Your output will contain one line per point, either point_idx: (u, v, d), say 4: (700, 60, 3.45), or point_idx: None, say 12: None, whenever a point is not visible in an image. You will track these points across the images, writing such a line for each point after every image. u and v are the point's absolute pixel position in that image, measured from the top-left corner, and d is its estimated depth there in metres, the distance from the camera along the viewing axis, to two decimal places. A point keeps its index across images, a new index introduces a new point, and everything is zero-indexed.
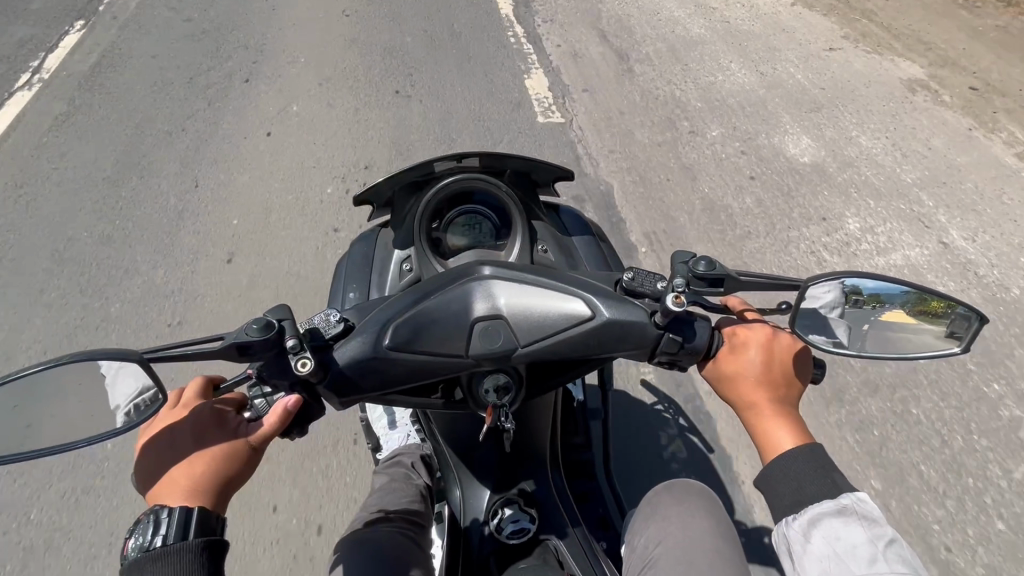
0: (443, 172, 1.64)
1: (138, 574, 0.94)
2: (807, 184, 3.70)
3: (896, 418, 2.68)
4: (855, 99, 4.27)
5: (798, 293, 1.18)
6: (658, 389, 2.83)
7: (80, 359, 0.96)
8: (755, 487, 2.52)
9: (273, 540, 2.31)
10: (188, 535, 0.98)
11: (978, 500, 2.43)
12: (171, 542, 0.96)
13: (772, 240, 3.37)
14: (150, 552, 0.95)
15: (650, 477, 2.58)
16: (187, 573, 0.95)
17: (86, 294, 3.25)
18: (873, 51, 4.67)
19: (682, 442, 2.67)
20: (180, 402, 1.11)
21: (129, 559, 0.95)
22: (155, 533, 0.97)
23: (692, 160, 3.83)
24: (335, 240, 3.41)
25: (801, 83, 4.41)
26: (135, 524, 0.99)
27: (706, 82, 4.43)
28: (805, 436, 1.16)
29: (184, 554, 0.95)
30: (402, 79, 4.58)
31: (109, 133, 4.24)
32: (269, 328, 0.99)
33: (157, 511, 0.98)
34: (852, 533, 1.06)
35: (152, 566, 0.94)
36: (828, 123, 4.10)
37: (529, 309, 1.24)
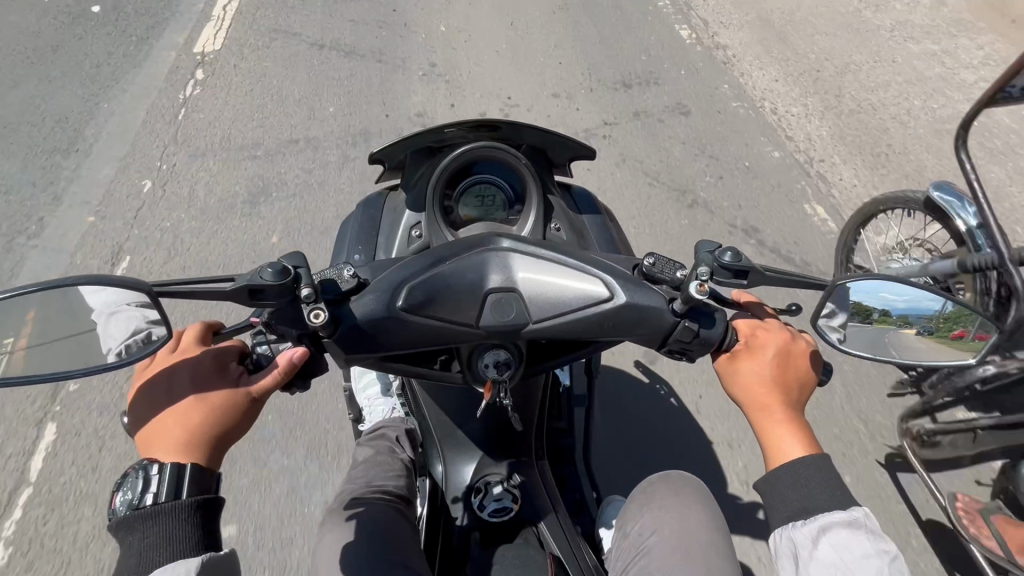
0: (459, 138, 1.59)
1: (129, 531, 0.91)
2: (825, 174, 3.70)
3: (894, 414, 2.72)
4: (870, 97, 4.22)
5: (824, 293, 1.16)
6: (652, 370, 2.86)
7: (74, 283, 0.90)
8: (735, 477, 2.58)
9: (244, 508, 2.24)
10: (181, 494, 0.93)
11: (958, 498, 2.49)
12: (162, 501, 0.91)
13: (782, 229, 3.40)
14: (140, 510, 0.91)
15: (635, 459, 2.62)
16: (181, 531, 0.92)
17: (83, 221, 3.16)
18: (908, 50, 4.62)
19: (669, 427, 2.71)
20: (178, 346, 1.05)
21: (118, 515, 0.92)
22: (145, 490, 0.92)
23: (706, 157, 3.75)
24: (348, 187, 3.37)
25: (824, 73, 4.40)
26: (122, 478, 0.95)
27: (727, 69, 4.44)
28: (810, 443, 1.16)
29: (177, 514, 0.92)
30: (428, 38, 4.50)
31: (92, 75, 4.01)
32: (284, 274, 0.95)
33: (146, 465, 0.93)
34: (859, 545, 1.05)
35: (144, 526, 0.91)
36: (850, 114, 4.10)
37: (547, 285, 1.21)
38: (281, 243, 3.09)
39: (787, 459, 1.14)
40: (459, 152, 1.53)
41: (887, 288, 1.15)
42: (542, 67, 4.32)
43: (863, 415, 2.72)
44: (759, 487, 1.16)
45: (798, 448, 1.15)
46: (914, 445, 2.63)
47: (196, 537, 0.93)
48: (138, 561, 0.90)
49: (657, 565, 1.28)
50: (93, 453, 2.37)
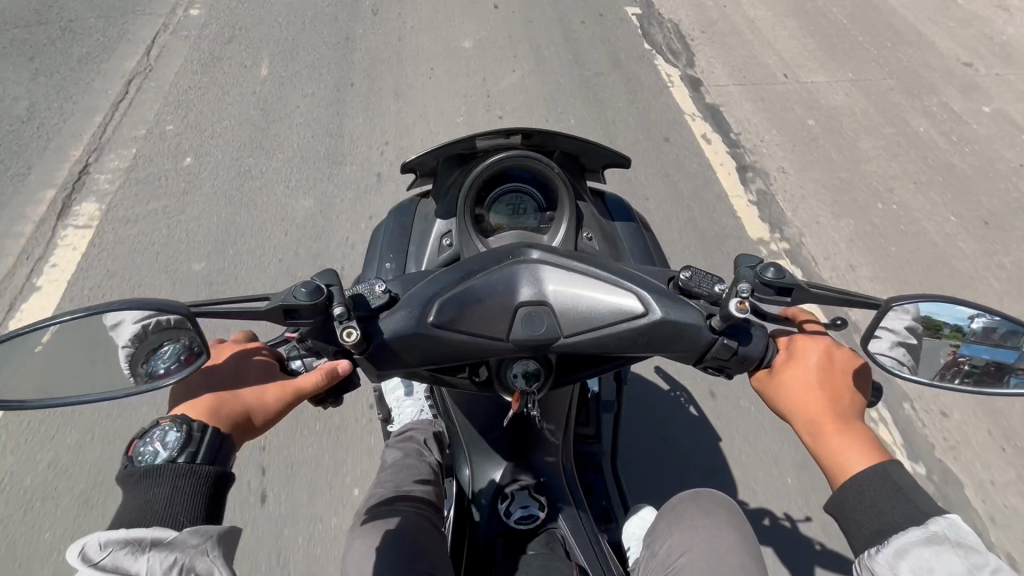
0: (491, 147, 1.57)
1: (154, 474, 0.94)
2: (840, 184, 3.63)
3: (918, 427, 2.66)
4: (883, 110, 4.16)
5: (876, 311, 1.12)
6: (674, 377, 2.80)
7: (124, 308, 0.92)
8: (760, 488, 2.53)
9: (273, 511, 2.28)
10: (210, 460, 0.98)
11: (990, 511, 2.43)
12: (196, 462, 0.96)
13: (803, 237, 3.32)
14: (172, 463, 0.95)
15: (658, 468, 2.59)
16: (194, 493, 0.95)
17: (105, 225, 3.20)
18: (920, 63, 4.57)
19: (693, 435, 2.67)
20: (226, 347, 1.13)
21: (147, 458, 0.96)
22: (178, 447, 0.97)
23: (729, 165, 3.67)
24: (361, 192, 3.39)
25: (836, 84, 4.35)
26: (150, 427, 0.99)
27: (740, 73, 4.34)
28: (875, 454, 1.09)
29: (193, 475, 0.95)
30: (438, 42, 4.50)
31: (106, 80, 4.03)
32: (318, 293, 0.95)
33: (177, 420, 0.98)
34: (950, 564, 0.96)
35: (161, 478, 0.94)
36: (864, 125, 4.03)
37: (579, 298, 1.19)
38: (299, 247, 3.12)
39: (853, 473, 1.07)
40: (492, 161, 1.51)
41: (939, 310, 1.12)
42: (563, 73, 4.28)
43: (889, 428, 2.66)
44: (831, 510, 1.09)
45: (865, 460, 1.08)
46: (938, 458, 2.57)
47: (199, 502, 0.95)
48: (148, 512, 0.93)
49: None
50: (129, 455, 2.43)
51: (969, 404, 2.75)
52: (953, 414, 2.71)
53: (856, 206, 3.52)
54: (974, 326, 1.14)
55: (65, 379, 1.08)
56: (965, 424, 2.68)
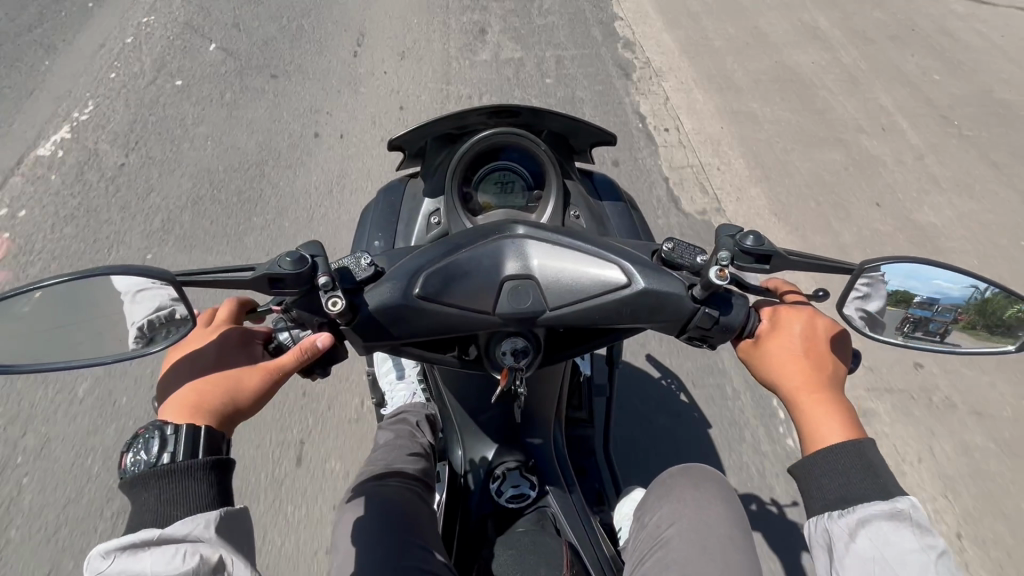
0: (478, 124, 1.58)
1: (142, 488, 0.94)
2: (831, 170, 3.63)
3: (908, 406, 2.69)
4: (878, 94, 4.14)
5: (849, 278, 1.15)
6: (663, 364, 2.85)
7: (105, 273, 0.93)
8: (749, 471, 2.58)
9: (266, 494, 2.29)
10: (197, 454, 0.97)
11: (975, 489, 2.47)
12: (179, 460, 0.95)
13: (793, 223, 3.33)
14: (156, 468, 0.94)
15: (649, 451, 2.62)
16: (197, 492, 0.95)
17: (91, 207, 3.16)
18: (913, 47, 4.54)
19: (685, 418, 2.71)
20: (212, 322, 1.10)
21: (132, 473, 0.95)
22: (162, 450, 0.95)
23: (721, 151, 3.68)
24: (352, 176, 3.36)
25: (830, 68, 4.32)
26: (134, 438, 0.97)
27: (733, 58, 4.32)
28: (849, 427, 1.11)
29: (192, 473, 0.95)
30: (430, 24, 4.45)
31: (91, 61, 3.95)
32: (303, 263, 0.96)
33: (161, 427, 0.96)
34: (904, 539, 1.01)
35: (159, 483, 0.94)
36: (856, 109, 4.02)
37: (563, 272, 1.20)
38: (290, 232, 3.10)
39: (825, 445, 1.10)
40: (480, 138, 1.52)
41: (914, 274, 1.13)
42: (562, 56, 4.25)
43: (880, 406, 2.68)
44: (796, 474, 1.11)
45: (839, 431, 1.10)
46: (927, 437, 2.60)
47: (212, 495, 0.96)
48: (155, 516, 0.93)
49: (674, 555, 1.30)
50: (122, 434, 2.42)
51: (959, 382, 2.77)
52: (945, 392, 2.73)
53: (849, 192, 3.53)
54: (949, 294, 1.17)
55: (40, 339, 1.08)
56: (959, 408, 2.69)
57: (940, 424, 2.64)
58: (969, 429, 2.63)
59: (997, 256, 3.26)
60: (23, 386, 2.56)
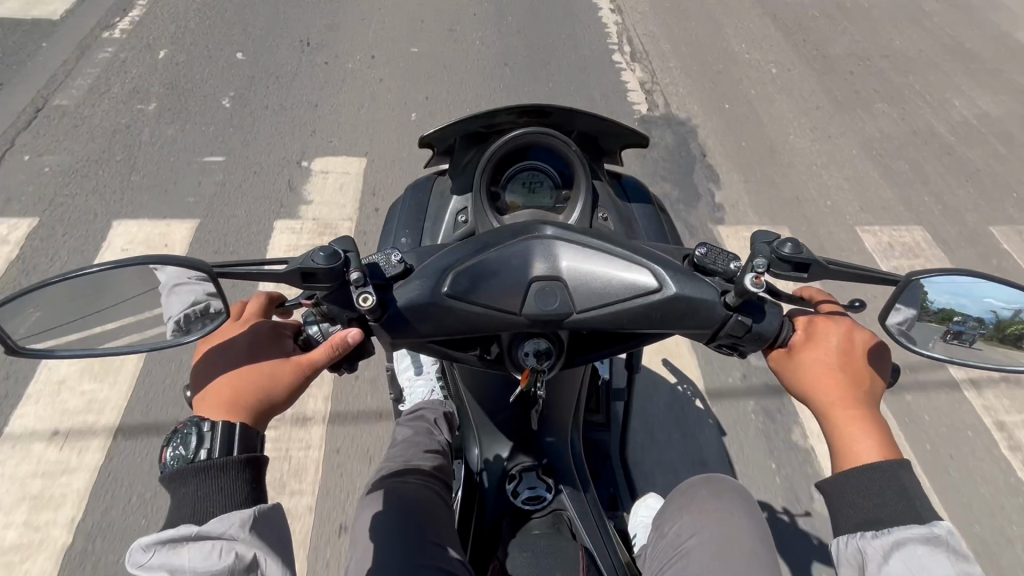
0: (508, 124, 1.56)
1: (180, 482, 0.94)
2: (852, 180, 3.61)
3: (931, 418, 2.65)
4: (898, 106, 4.12)
5: (893, 289, 1.10)
6: (679, 369, 2.82)
7: (141, 262, 0.95)
8: (768, 478, 2.55)
9: (287, 485, 2.31)
10: (232, 450, 0.97)
11: (1001, 504, 2.42)
12: (215, 456, 0.95)
13: (815, 231, 3.29)
14: (193, 464, 0.94)
15: (665, 456, 2.58)
16: (231, 487, 0.96)
17: (113, 198, 3.18)
18: (932, 62, 4.54)
19: (700, 423, 2.68)
20: (242, 314, 1.10)
21: (170, 468, 0.96)
22: (199, 446, 0.96)
23: (742, 158, 3.64)
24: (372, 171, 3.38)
25: (850, 80, 4.30)
26: (173, 433, 0.98)
27: (754, 68, 4.31)
28: (886, 445, 1.08)
29: (227, 471, 0.95)
30: (449, 26, 4.50)
31: (116, 56, 4.00)
32: (335, 258, 0.96)
33: (199, 422, 0.97)
34: (939, 565, 0.98)
35: (197, 478, 0.94)
36: (876, 121, 4.00)
37: (593, 274, 1.19)
38: (308, 224, 3.10)
39: (860, 463, 1.07)
40: (511, 136, 1.51)
41: (963, 289, 1.10)
42: (589, 60, 4.25)
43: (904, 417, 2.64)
44: (825, 490, 1.09)
45: (874, 449, 1.07)
46: (950, 450, 2.56)
47: (246, 492, 0.97)
48: (193, 511, 0.94)
49: (696, 566, 1.27)
50: (150, 422, 2.46)
51: (982, 395, 2.73)
52: (968, 405, 2.69)
53: (880, 203, 3.49)
54: (989, 311, 1.14)
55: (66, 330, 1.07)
56: (988, 427, 2.62)
57: (964, 437, 2.60)
58: (993, 443, 2.59)
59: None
60: (44, 374, 2.58)
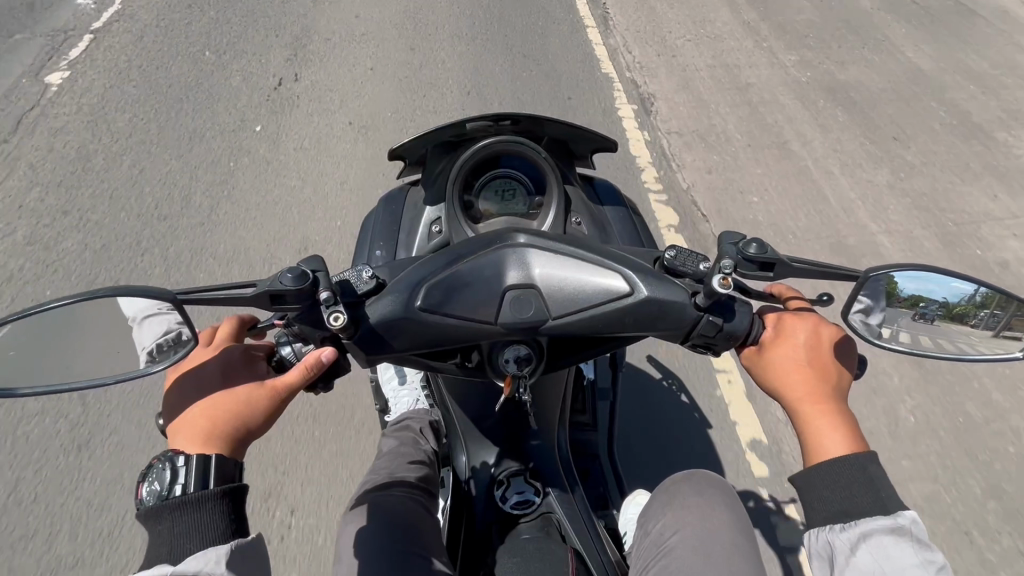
0: (478, 133, 1.57)
1: (156, 520, 0.94)
2: (825, 172, 3.68)
3: (914, 400, 2.68)
4: (867, 100, 4.22)
5: (853, 284, 1.13)
6: (664, 365, 2.85)
7: (105, 295, 0.93)
8: (755, 469, 2.58)
9: (277, 503, 2.29)
10: (208, 484, 0.96)
11: (986, 482, 2.45)
12: (190, 491, 0.95)
13: (792, 224, 3.34)
14: (168, 501, 0.94)
15: (654, 452, 2.60)
16: (210, 521, 0.95)
17: (88, 221, 3.14)
18: (898, 55, 4.65)
19: (686, 418, 2.71)
20: (213, 340, 1.09)
21: (146, 505, 0.95)
22: (173, 482, 0.95)
23: (717, 155, 3.69)
24: (352, 184, 3.37)
25: (820, 76, 4.39)
26: (148, 469, 0.98)
27: (725, 67, 4.38)
28: (853, 436, 1.10)
29: (203, 505, 0.95)
30: (424, 36, 4.51)
31: (86, 76, 3.94)
32: (304, 278, 0.96)
33: (172, 457, 0.97)
34: (904, 554, 1.01)
35: (171, 515, 0.94)
36: (846, 115, 4.08)
37: (565, 281, 1.20)
38: (288, 239, 3.09)
39: (828, 455, 1.09)
40: (480, 146, 1.52)
41: (928, 279, 1.12)
42: (564, 66, 4.30)
43: (888, 401, 2.66)
44: (796, 483, 1.11)
45: (843, 442, 1.09)
46: (935, 431, 2.58)
47: (226, 525, 0.96)
48: (168, 547, 0.93)
49: (678, 564, 1.29)
50: (134, 445, 2.42)
51: (960, 377, 2.78)
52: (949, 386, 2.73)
53: (856, 194, 3.55)
54: (949, 297, 1.16)
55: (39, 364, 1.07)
56: (969, 409, 2.67)
57: (947, 417, 2.63)
58: (974, 423, 2.62)
59: (995, 250, 3.28)
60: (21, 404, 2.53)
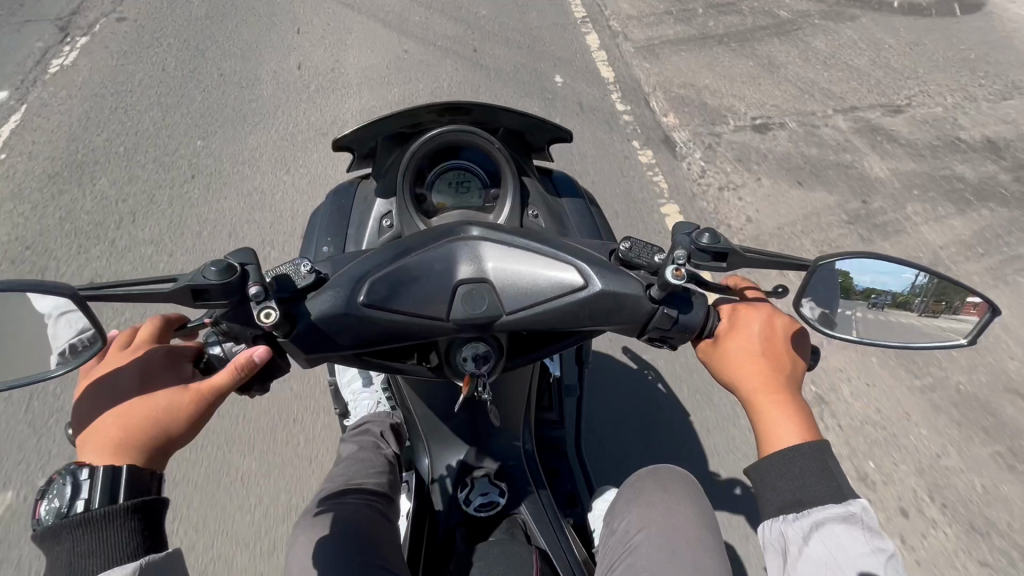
0: (431, 123, 1.52)
1: (54, 539, 0.87)
2: (805, 151, 3.60)
3: (886, 387, 2.68)
4: (848, 78, 4.15)
5: (804, 274, 1.12)
6: (638, 355, 2.83)
7: (6, 290, 0.86)
8: (729, 458, 2.55)
9: (232, 513, 2.20)
10: (117, 498, 0.89)
11: (957, 465, 2.45)
12: (94, 508, 0.87)
13: (770, 205, 3.28)
14: (70, 518, 0.86)
15: (629, 441, 2.60)
16: (119, 538, 0.89)
17: (39, 217, 3.00)
18: (882, 33, 4.58)
19: (661, 406, 2.69)
20: (134, 340, 1.01)
21: (44, 524, 0.87)
22: (75, 497, 0.87)
23: (694, 139, 3.63)
24: (320, 176, 3.25)
25: (800, 55, 4.32)
26: (47, 486, 0.90)
27: (705, 50, 4.31)
28: (809, 428, 1.08)
29: (112, 521, 0.88)
30: (399, 23, 4.37)
31: (44, 68, 3.79)
32: (230, 272, 0.89)
33: (74, 471, 0.89)
34: (856, 542, 0.99)
35: (73, 535, 0.87)
36: (827, 94, 4.01)
37: (517, 275, 1.15)
38: (252, 235, 2.97)
39: (784, 447, 1.07)
40: (430, 137, 1.46)
41: (876, 266, 1.12)
42: (534, 51, 4.18)
43: (859, 390, 2.66)
44: (754, 476, 1.09)
45: (800, 432, 1.07)
46: (906, 416, 2.59)
47: (135, 544, 0.90)
48: (67, 572, 0.86)
49: (644, 563, 1.26)
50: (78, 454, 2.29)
51: (933, 362, 2.77)
52: (922, 372, 2.73)
53: (834, 173, 3.48)
54: (896, 287, 1.16)
55: None
56: (940, 394, 2.66)
57: (918, 403, 2.63)
58: (947, 406, 2.62)
59: (976, 226, 3.24)
60: None
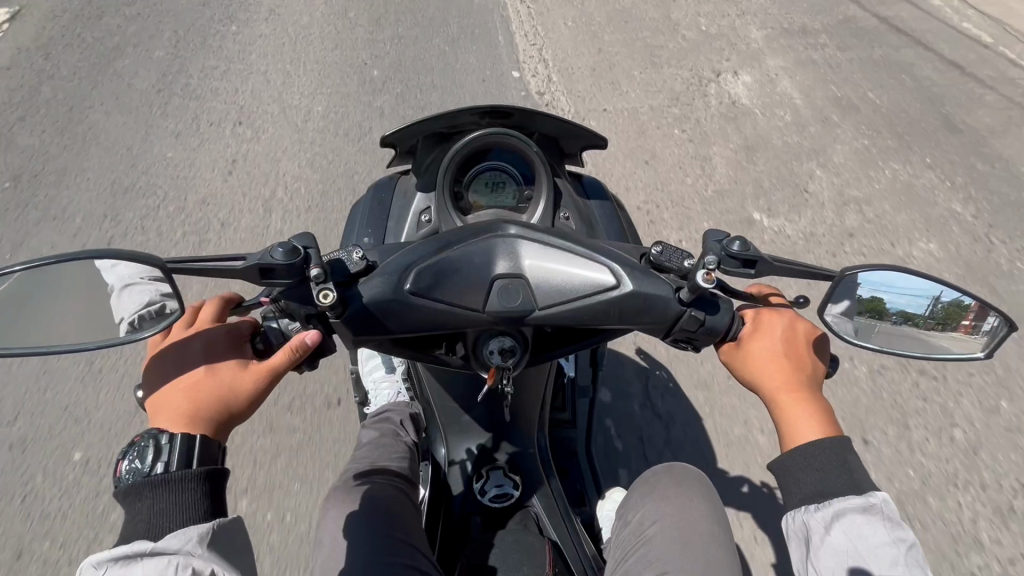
0: (471, 125, 1.58)
1: (134, 496, 0.95)
2: (821, 164, 3.63)
3: (903, 394, 2.65)
4: (868, 88, 4.14)
5: (829, 284, 1.17)
6: (650, 358, 2.87)
7: (88, 257, 0.93)
8: (737, 462, 2.58)
9: (252, 493, 2.26)
10: (190, 464, 0.97)
11: (974, 475, 2.42)
12: (172, 470, 0.96)
13: (784, 217, 3.31)
14: (149, 478, 0.95)
15: (638, 442, 2.64)
16: (190, 499, 0.97)
17: (81, 206, 3.16)
18: (904, 41, 4.55)
19: (671, 410, 2.73)
20: (195, 320, 1.07)
21: (125, 483, 0.96)
22: (155, 460, 0.96)
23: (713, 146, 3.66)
24: (344, 172, 3.36)
25: (821, 63, 4.31)
26: (129, 446, 0.98)
27: (726, 55, 4.31)
28: (828, 429, 1.13)
29: (185, 482, 0.96)
30: (422, 19, 4.45)
31: (84, 62, 3.96)
32: (295, 254, 0.97)
33: (155, 435, 0.97)
34: (875, 533, 1.05)
35: (150, 493, 0.95)
36: (846, 105, 4.01)
37: (551, 273, 1.21)
38: (278, 228, 3.09)
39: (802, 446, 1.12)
40: (471, 138, 1.53)
41: (899, 281, 1.16)
42: (551, 52, 4.21)
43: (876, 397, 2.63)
44: (775, 471, 1.14)
45: (816, 432, 1.13)
46: (921, 424, 2.56)
47: (204, 505, 0.98)
48: (147, 527, 0.95)
49: (657, 554, 1.31)
50: (108, 427, 2.39)
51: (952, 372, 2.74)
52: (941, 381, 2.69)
53: (847, 188, 3.50)
54: (921, 304, 1.20)
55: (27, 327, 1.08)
56: (958, 403, 2.62)
57: (936, 412, 2.60)
58: (964, 416, 2.59)
59: (989, 244, 3.25)
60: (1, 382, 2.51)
